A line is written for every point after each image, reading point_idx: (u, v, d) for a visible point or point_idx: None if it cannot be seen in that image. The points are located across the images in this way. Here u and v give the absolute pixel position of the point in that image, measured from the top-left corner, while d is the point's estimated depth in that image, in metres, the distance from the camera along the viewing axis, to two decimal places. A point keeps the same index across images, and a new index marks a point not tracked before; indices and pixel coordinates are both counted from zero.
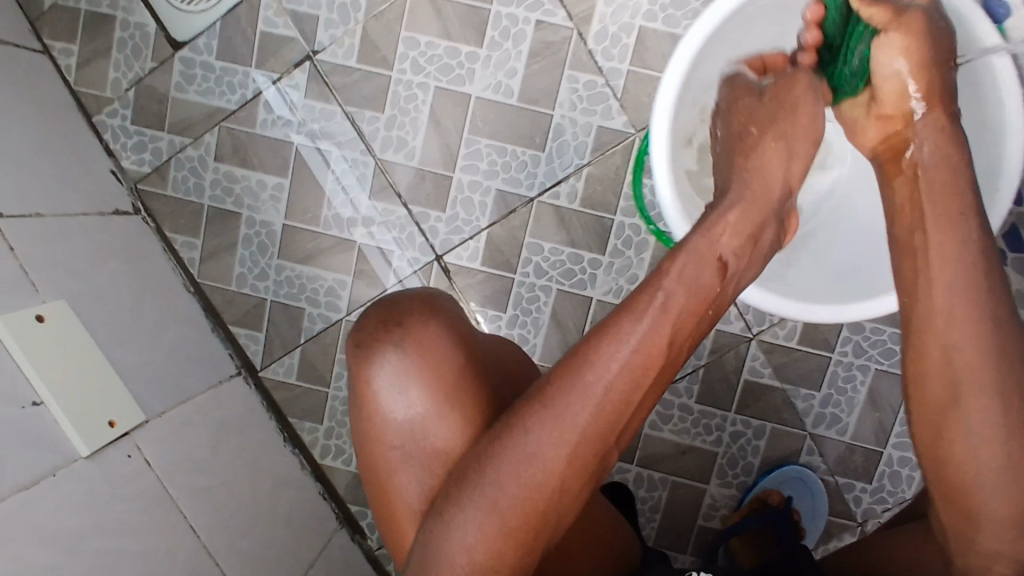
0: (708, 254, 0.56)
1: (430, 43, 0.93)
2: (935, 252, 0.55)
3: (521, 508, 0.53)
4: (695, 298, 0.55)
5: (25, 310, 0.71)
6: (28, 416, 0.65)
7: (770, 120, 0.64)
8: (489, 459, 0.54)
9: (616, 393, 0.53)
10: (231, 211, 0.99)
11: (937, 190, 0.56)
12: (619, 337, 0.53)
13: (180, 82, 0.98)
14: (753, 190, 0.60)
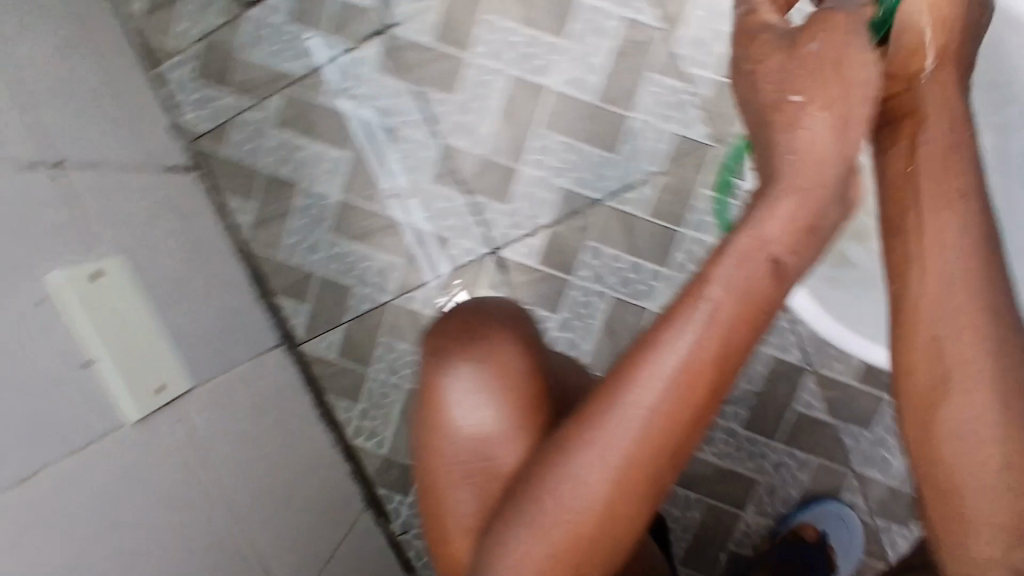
0: (757, 250, 0.44)
1: (512, 29, 0.90)
2: (923, 221, 0.45)
3: (568, 547, 0.46)
4: (754, 304, 0.44)
5: (85, 265, 0.70)
6: (80, 375, 0.64)
7: (809, 75, 0.46)
8: (535, 490, 0.48)
9: (665, 415, 0.44)
10: (287, 180, 0.96)
11: (934, 165, 0.46)
12: (669, 348, 0.44)
13: (249, 42, 0.94)
14: (804, 174, 0.45)
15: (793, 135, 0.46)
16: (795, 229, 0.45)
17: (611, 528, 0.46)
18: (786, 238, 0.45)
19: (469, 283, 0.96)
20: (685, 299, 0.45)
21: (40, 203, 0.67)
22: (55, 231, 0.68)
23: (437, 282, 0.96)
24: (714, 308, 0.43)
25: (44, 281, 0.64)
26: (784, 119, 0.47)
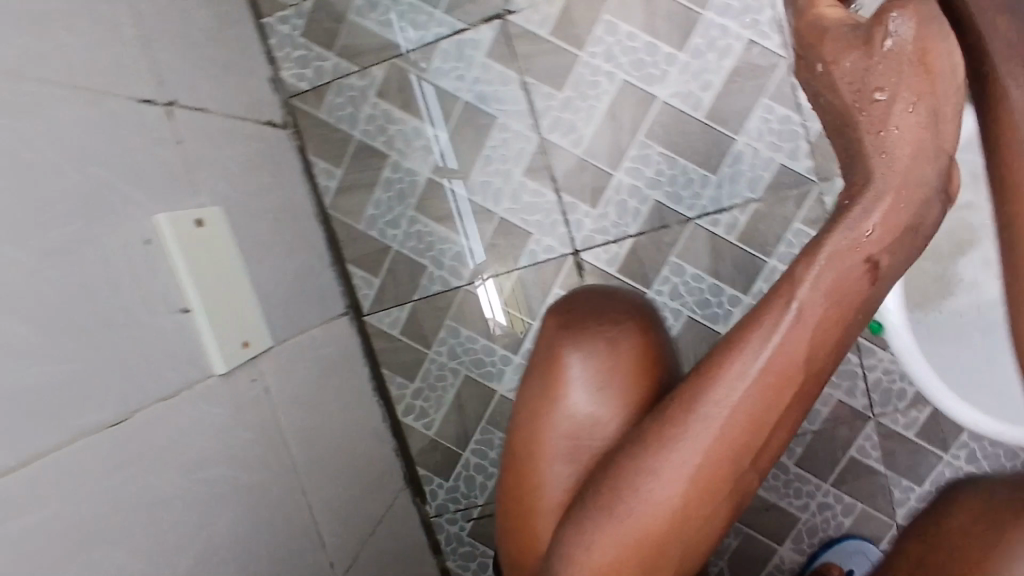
0: (849, 251, 0.39)
1: (631, 34, 0.89)
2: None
3: (650, 541, 0.45)
4: (847, 307, 0.41)
5: (188, 211, 0.67)
6: (176, 322, 0.62)
7: (909, 77, 0.39)
8: (614, 483, 0.46)
9: (756, 414, 0.42)
10: (380, 151, 0.95)
11: (953, 82, 0.38)
12: (770, 350, 0.41)
13: (361, 6, 0.92)
14: (908, 188, 0.39)
15: (868, 133, 0.41)
16: (896, 222, 0.39)
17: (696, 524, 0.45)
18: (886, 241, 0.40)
19: (546, 280, 0.95)
20: (784, 296, 0.41)
21: (153, 143, 0.66)
22: (169, 171, 0.67)
23: (513, 275, 0.96)
24: (812, 310, 0.40)
25: (150, 224, 0.62)
26: (870, 122, 0.40)
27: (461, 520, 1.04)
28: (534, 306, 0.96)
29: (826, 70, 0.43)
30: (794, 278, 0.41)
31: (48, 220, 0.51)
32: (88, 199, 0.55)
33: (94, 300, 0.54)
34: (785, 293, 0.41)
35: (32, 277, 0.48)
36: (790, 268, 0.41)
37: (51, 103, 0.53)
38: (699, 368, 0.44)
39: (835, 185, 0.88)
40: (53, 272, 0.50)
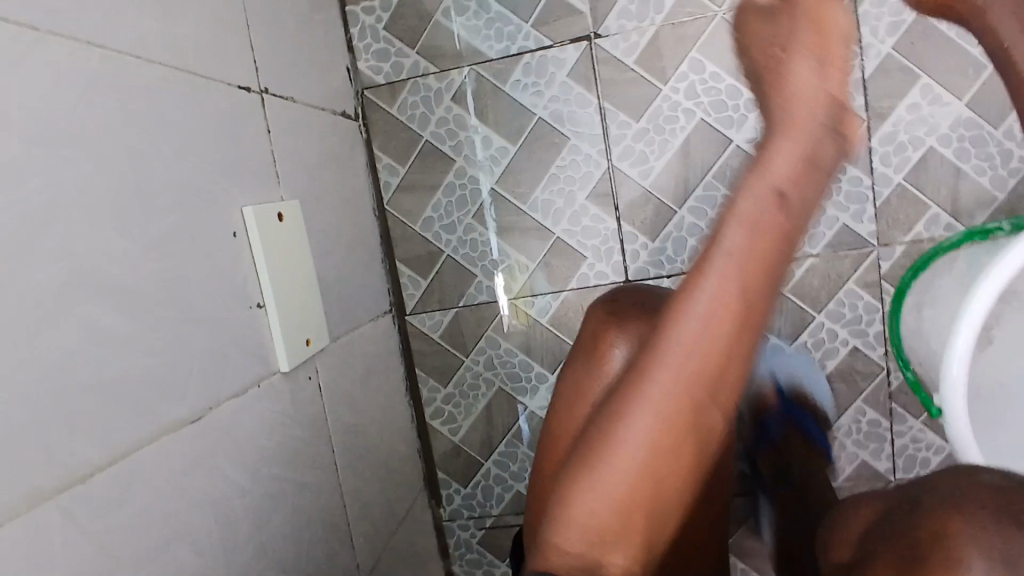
0: (758, 190, 0.46)
1: (716, 75, 0.88)
2: (843, 85, 0.46)
3: (631, 490, 0.49)
4: (765, 244, 0.46)
5: (272, 205, 0.67)
6: (251, 318, 0.62)
7: (782, 22, 0.47)
8: (598, 438, 0.50)
9: (702, 365, 0.47)
10: (446, 154, 0.95)
11: (829, 28, 0.45)
12: (703, 301, 0.46)
13: (449, 9, 0.92)
14: (787, 119, 0.46)
15: (779, 66, 0.47)
16: (793, 138, 0.46)
17: (671, 470, 0.49)
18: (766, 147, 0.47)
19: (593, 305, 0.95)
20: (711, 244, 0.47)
21: (244, 132, 0.65)
22: (256, 161, 0.66)
23: (561, 295, 0.96)
24: (734, 259, 0.46)
25: (238, 214, 0.62)
26: (773, 62, 0.47)
27: (473, 527, 1.05)
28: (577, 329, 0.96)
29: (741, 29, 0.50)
30: (711, 235, 0.47)
31: (155, 209, 0.51)
32: (190, 188, 0.55)
33: (186, 293, 0.53)
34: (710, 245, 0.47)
35: (138, 267, 0.48)
36: (713, 223, 0.48)
37: (162, 91, 0.53)
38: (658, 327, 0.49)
39: (894, 253, 0.89)
40: (156, 263, 0.50)
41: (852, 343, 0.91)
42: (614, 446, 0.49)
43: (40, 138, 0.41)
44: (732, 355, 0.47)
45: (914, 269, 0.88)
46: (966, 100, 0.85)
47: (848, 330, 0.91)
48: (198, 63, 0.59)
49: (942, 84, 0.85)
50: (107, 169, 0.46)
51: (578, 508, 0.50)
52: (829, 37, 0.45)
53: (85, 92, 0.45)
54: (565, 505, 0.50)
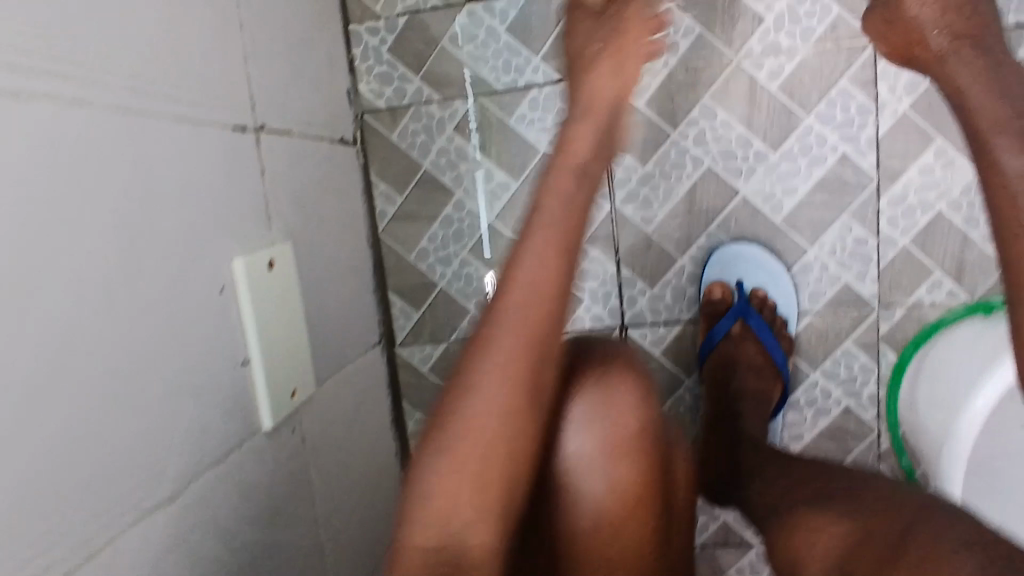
0: (564, 169, 0.63)
1: (726, 123, 0.86)
2: (614, 93, 0.68)
3: (472, 449, 0.51)
4: (570, 215, 0.61)
5: (263, 251, 0.65)
6: (237, 376, 0.60)
7: (600, 48, 0.69)
8: (445, 407, 0.53)
9: (518, 319, 0.55)
10: (445, 185, 0.92)
11: (626, 58, 0.68)
12: (514, 271, 0.57)
13: (457, 35, 0.88)
14: (591, 113, 0.67)
15: (578, 108, 0.68)
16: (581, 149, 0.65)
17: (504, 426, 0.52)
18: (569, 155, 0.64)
19: None
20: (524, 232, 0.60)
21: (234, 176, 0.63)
22: (245, 206, 0.64)
23: None
24: (539, 235, 0.59)
25: (229, 266, 0.60)
26: (590, 88, 0.68)
27: None
28: None
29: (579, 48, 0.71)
30: (521, 230, 0.59)
31: (140, 273, 0.49)
32: (176, 245, 0.54)
33: (166, 363, 0.51)
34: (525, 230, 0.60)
35: (118, 340, 0.46)
36: (522, 223, 0.60)
37: (151, 145, 0.51)
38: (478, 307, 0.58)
39: (894, 315, 0.88)
40: (143, 330, 0.49)
41: (845, 403, 0.91)
42: (452, 413, 0.53)
43: (22, 216, 0.39)
44: (528, 303, 0.56)
45: (914, 342, 0.87)
46: None
47: (842, 389, 0.90)
48: (190, 108, 0.57)
49: (954, 148, 0.83)
50: (93, 239, 0.45)
51: (428, 480, 0.51)
52: (614, 78, 0.68)
53: (72, 158, 0.43)
54: (415, 488, 0.51)
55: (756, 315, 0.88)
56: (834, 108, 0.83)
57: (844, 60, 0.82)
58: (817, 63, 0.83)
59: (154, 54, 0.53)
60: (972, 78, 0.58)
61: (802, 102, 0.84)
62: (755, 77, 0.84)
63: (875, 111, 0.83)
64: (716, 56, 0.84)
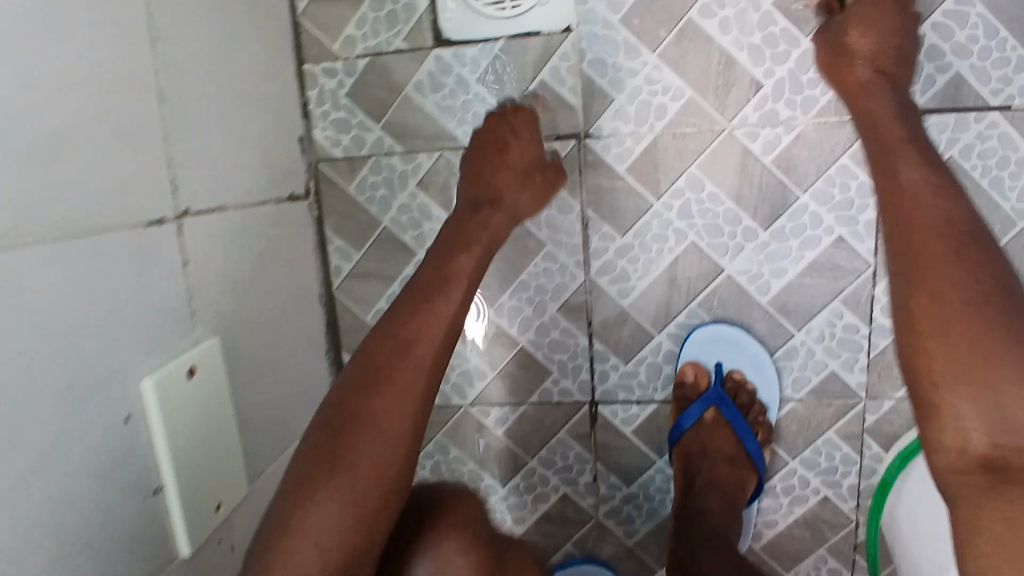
0: (483, 234, 0.72)
1: (715, 196, 0.78)
2: (535, 185, 0.75)
3: (364, 480, 0.56)
4: (474, 278, 0.70)
5: (180, 360, 0.60)
6: (146, 508, 0.57)
7: (523, 138, 0.75)
8: (353, 430, 0.58)
9: (414, 365, 0.62)
10: (407, 244, 0.85)
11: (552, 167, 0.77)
12: (412, 321, 0.64)
13: (422, 83, 0.79)
14: (503, 183, 0.74)
15: (503, 198, 0.74)
16: (496, 235, 0.73)
17: (392, 463, 0.58)
18: (478, 236, 0.71)
19: (554, 421, 0.88)
20: (422, 288, 0.67)
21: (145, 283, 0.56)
22: (158, 309, 0.58)
23: (519, 409, 0.88)
24: (442, 294, 0.67)
25: (138, 390, 0.56)
26: (503, 157, 0.74)
27: None
28: (535, 445, 0.89)
29: (502, 126, 0.75)
30: (435, 285, 0.67)
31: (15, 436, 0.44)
32: (63, 385, 0.48)
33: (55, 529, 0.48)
34: (425, 288, 0.67)
35: None
36: (434, 276, 0.68)
37: (29, 280, 0.45)
38: (366, 348, 0.63)
39: (882, 407, 0.82)
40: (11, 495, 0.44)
41: (824, 492, 0.85)
42: (345, 445, 0.57)
43: None
44: (425, 353, 0.63)
45: (901, 457, 0.80)
46: None
47: (821, 479, 0.85)
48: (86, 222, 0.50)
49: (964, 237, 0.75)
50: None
51: (313, 508, 0.53)
52: (536, 193, 0.76)
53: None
54: (292, 514, 0.53)
55: (731, 404, 0.84)
56: (834, 187, 0.76)
57: (849, 135, 0.74)
58: (816, 137, 0.74)
59: (37, 170, 0.46)
60: (885, 116, 0.64)
61: (798, 178, 0.76)
62: (748, 147, 0.76)
63: None
64: (707, 122, 0.76)
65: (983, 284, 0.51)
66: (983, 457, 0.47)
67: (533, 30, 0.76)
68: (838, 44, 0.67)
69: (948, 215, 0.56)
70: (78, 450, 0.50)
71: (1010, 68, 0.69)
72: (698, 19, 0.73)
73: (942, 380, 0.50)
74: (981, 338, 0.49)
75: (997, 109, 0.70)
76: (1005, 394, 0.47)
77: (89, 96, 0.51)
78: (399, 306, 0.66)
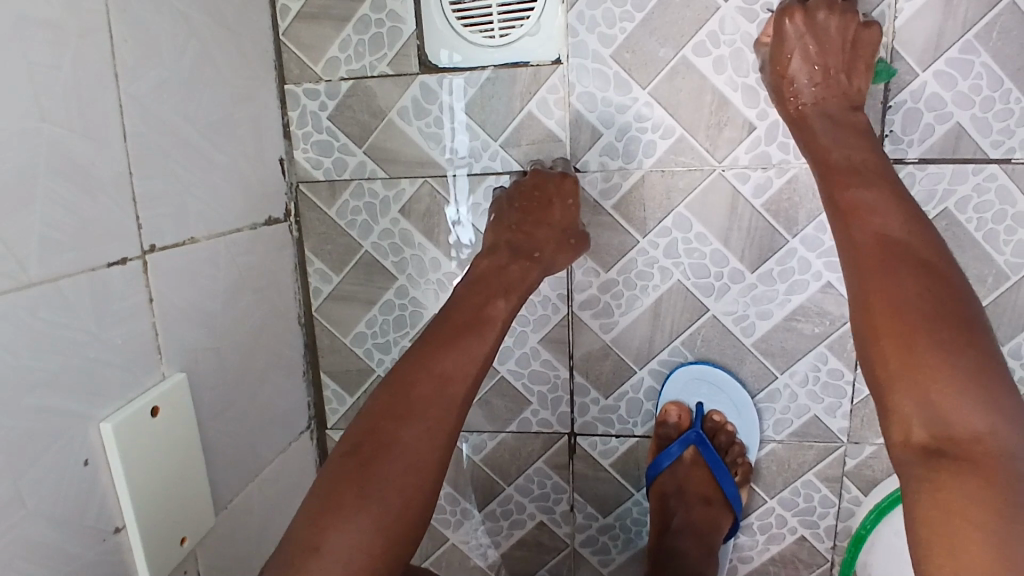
0: (520, 275, 0.71)
1: (702, 235, 0.77)
2: (563, 249, 0.74)
3: (387, 513, 0.55)
4: (507, 319, 0.69)
5: (143, 398, 0.56)
6: (104, 551, 0.53)
7: (553, 203, 0.74)
8: (380, 451, 0.57)
9: (447, 404, 0.61)
10: (388, 269, 0.84)
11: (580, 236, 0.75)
12: (447, 358, 0.63)
13: (407, 108, 0.78)
14: (533, 237, 0.73)
15: (540, 255, 0.73)
16: (530, 286, 0.72)
17: (416, 499, 0.57)
18: (515, 286, 0.71)
19: (532, 450, 0.88)
20: (458, 324, 0.66)
21: (114, 313, 0.54)
22: (131, 339, 0.56)
23: (498, 436, 0.88)
24: (475, 335, 0.65)
25: (95, 433, 0.52)
26: (539, 212, 0.73)
27: None
28: (512, 472, 0.89)
29: (550, 186, 0.74)
30: (474, 319, 0.67)
31: None
32: (23, 424, 0.46)
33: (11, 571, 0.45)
34: (461, 324, 0.66)
35: None
36: (472, 311, 0.67)
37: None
38: (397, 377, 0.62)
39: (862, 452, 0.80)
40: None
41: (801, 532, 0.85)
42: (371, 475, 0.56)
43: None
44: (456, 393, 0.62)
45: (878, 509, 0.79)
46: None
47: (799, 519, 0.84)
48: (42, 250, 0.47)
49: None
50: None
51: (338, 532, 0.53)
52: (570, 255, 0.74)
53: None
54: (315, 540, 0.52)
55: (710, 447, 0.84)
56: (823, 233, 0.75)
57: None
58: (809, 180, 0.74)
59: None
60: (827, 135, 0.66)
61: (788, 223, 0.75)
62: (739, 190, 0.75)
63: None
64: (697, 161, 0.75)
65: (906, 290, 0.55)
66: (924, 447, 0.50)
67: (521, 60, 0.75)
68: (777, 73, 0.68)
69: (883, 224, 0.59)
70: (40, 490, 0.47)
71: (1012, 120, 0.69)
72: (692, 56, 0.72)
73: (885, 382, 0.54)
74: (910, 339, 0.53)
75: (998, 160, 0.70)
76: (938, 387, 0.50)
77: (59, 121, 0.49)
78: (433, 335, 0.65)
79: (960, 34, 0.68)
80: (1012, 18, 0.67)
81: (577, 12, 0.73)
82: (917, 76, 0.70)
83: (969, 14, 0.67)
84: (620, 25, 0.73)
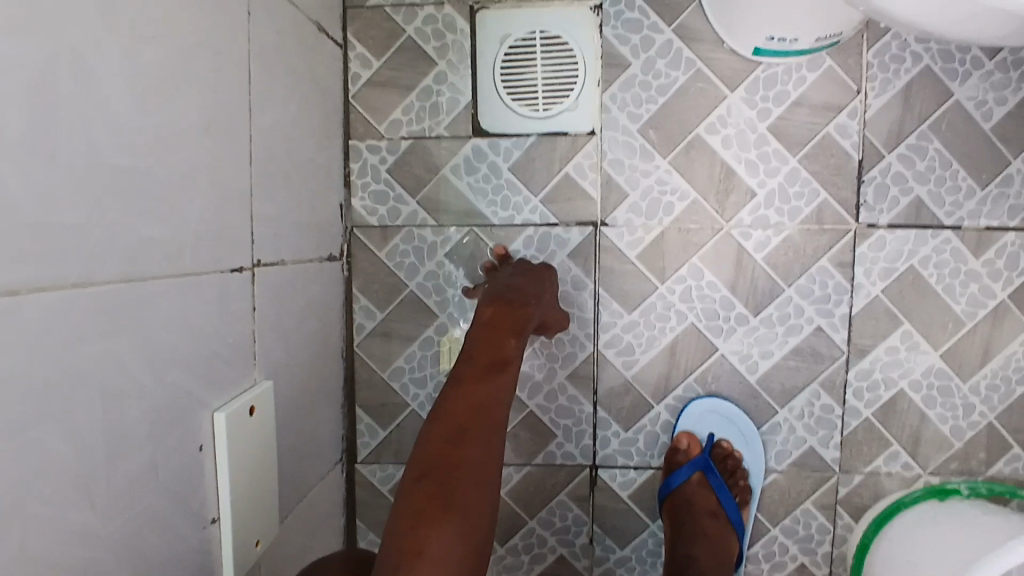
0: (523, 311, 0.77)
1: (713, 284, 0.89)
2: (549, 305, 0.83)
3: (475, 522, 0.57)
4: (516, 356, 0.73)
5: (244, 398, 0.62)
6: (202, 538, 0.57)
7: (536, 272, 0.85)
8: (450, 464, 0.59)
9: (491, 424, 0.65)
10: (430, 308, 0.91)
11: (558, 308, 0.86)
12: (487, 385, 0.68)
13: (460, 166, 0.89)
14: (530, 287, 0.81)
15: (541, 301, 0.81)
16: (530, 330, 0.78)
17: (489, 508, 0.59)
18: (524, 326, 0.76)
19: (555, 482, 0.94)
20: (484, 364, 0.70)
21: (229, 317, 0.60)
22: (237, 343, 0.62)
23: (524, 469, 0.94)
24: (504, 371, 0.71)
25: (209, 421, 0.57)
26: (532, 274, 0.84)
27: None
28: (535, 505, 0.94)
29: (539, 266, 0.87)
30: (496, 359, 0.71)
31: (123, 437, 0.47)
32: (164, 405, 0.51)
33: (142, 536, 0.49)
34: (486, 365, 0.70)
35: (91, 533, 0.44)
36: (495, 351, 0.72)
37: (151, 310, 0.49)
38: (442, 409, 0.65)
39: (852, 480, 0.91)
40: (108, 512, 0.46)
41: (801, 559, 0.93)
42: (451, 488, 0.57)
43: (30, 413, 0.39)
44: (501, 418, 0.67)
45: (876, 522, 0.89)
46: (940, 351, 0.89)
47: (799, 546, 0.93)
48: (194, 256, 0.55)
49: (920, 333, 0.89)
50: (69, 426, 0.42)
51: (441, 539, 0.53)
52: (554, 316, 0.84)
53: (65, 342, 0.41)
54: (417, 547, 0.53)
55: (716, 471, 0.90)
56: (813, 284, 0.88)
57: (827, 241, 0.88)
58: (800, 239, 0.88)
59: (171, 197, 0.51)
60: None
61: (786, 274, 0.88)
62: (743, 245, 0.88)
63: (851, 290, 0.88)
64: (708, 221, 0.88)
65: None
66: None
67: (561, 130, 0.88)
68: None
69: None
70: (165, 470, 0.52)
71: (961, 194, 0.86)
72: (704, 134, 0.87)
73: None
74: None
75: (950, 227, 0.87)
76: None
77: (215, 146, 0.57)
78: (472, 371, 0.69)
79: (917, 125, 0.86)
80: (957, 113, 0.85)
81: (611, 94, 0.87)
82: (884, 157, 0.86)
83: (924, 109, 0.86)
84: (646, 106, 0.87)
